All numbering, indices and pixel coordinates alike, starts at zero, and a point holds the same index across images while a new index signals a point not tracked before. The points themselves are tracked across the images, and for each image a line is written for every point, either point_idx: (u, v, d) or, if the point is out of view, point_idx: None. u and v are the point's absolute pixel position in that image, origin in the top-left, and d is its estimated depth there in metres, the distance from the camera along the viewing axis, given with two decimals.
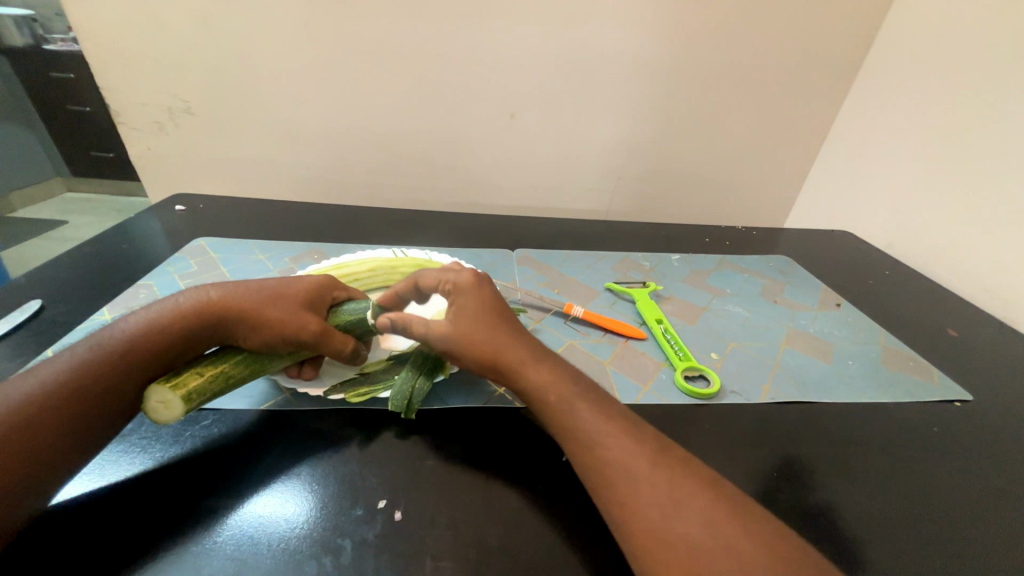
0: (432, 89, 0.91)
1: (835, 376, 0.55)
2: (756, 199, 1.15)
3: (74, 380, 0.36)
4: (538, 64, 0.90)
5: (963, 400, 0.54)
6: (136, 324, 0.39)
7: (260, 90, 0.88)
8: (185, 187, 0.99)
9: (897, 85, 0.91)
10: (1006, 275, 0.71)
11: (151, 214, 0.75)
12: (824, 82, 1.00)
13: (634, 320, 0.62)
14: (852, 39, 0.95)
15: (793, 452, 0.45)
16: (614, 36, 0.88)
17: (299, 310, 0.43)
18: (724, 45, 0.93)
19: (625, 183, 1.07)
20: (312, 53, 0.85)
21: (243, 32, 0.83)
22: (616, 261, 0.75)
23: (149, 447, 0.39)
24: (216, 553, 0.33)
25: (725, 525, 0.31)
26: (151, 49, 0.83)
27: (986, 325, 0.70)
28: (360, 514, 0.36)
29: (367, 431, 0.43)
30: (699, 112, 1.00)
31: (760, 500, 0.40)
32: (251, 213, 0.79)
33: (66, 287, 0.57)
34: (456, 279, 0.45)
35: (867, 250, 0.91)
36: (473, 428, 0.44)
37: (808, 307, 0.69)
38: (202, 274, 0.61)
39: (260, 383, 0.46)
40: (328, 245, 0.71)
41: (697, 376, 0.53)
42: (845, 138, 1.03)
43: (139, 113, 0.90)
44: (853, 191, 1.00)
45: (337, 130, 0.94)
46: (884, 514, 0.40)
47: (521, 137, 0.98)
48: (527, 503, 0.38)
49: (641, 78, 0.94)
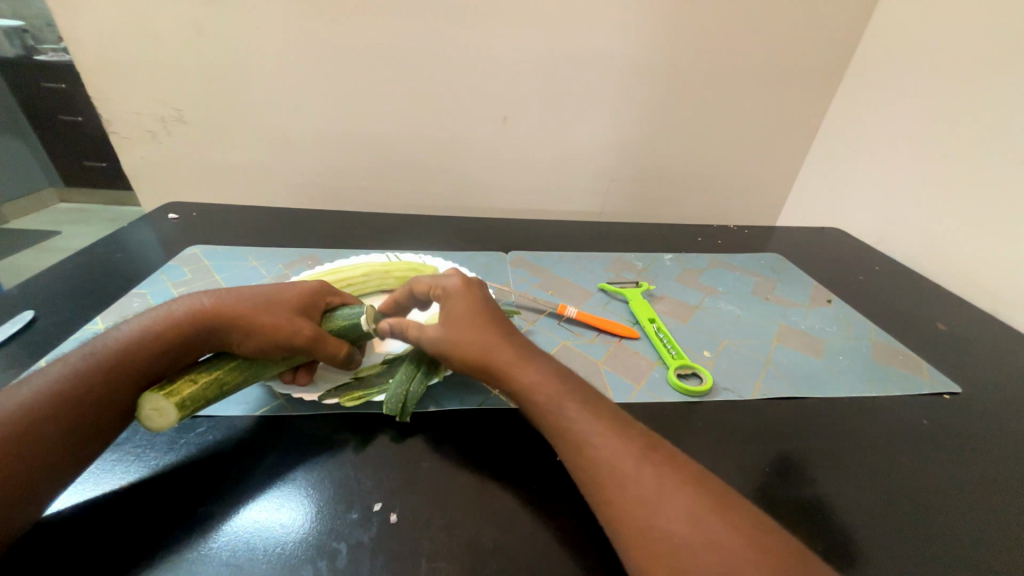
0: (424, 92, 0.91)
1: (825, 371, 0.56)
2: (749, 197, 1.16)
3: (68, 389, 0.36)
4: (530, 66, 0.91)
5: (952, 392, 0.55)
6: (130, 332, 0.40)
7: (254, 97, 0.89)
8: (180, 195, 1.00)
9: (885, 82, 0.92)
10: (995, 268, 0.72)
11: (145, 223, 0.75)
12: (814, 79, 1.01)
13: (627, 319, 0.62)
14: (840, 37, 0.96)
15: (786, 447, 0.45)
16: (605, 38, 0.89)
17: (292, 315, 0.44)
18: (714, 45, 0.93)
19: (619, 183, 1.07)
20: (305, 59, 0.86)
21: (237, 40, 0.83)
22: (609, 261, 0.76)
23: (143, 455, 0.39)
24: (211, 560, 0.33)
25: (716, 520, 0.32)
26: (143, 57, 0.84)
27: (976, 318, 0.71)
28: (355, 517, 0.36)
29: (361, 435, 0.43)
30: (690, 112, 1.01)
31: (753, 496, 0.40)
32: (245, 219, 0.80)
33: (60, 297, 0.57)
34: (446, 284, 0.46)
35: (859, 246, 0.91)
36: (467, 429, 0.44)
37: (799, 304, 0.69)
38: (196, 282, 0.61)
39: (254, 390, 0.46)
40: (322, 251, 0.71)
41: (690, 374, 0.53)
42: (834, 135, 1.04)
43: (132, 122, 0.90)
44: (843, 188, 1.01)
45: (331, 135, 0.94)
46: (875, 508, 0.41)
47: (514, 140, 0.98)
48: (522, 503, 0.38)
49: (632, 79, 0.94)
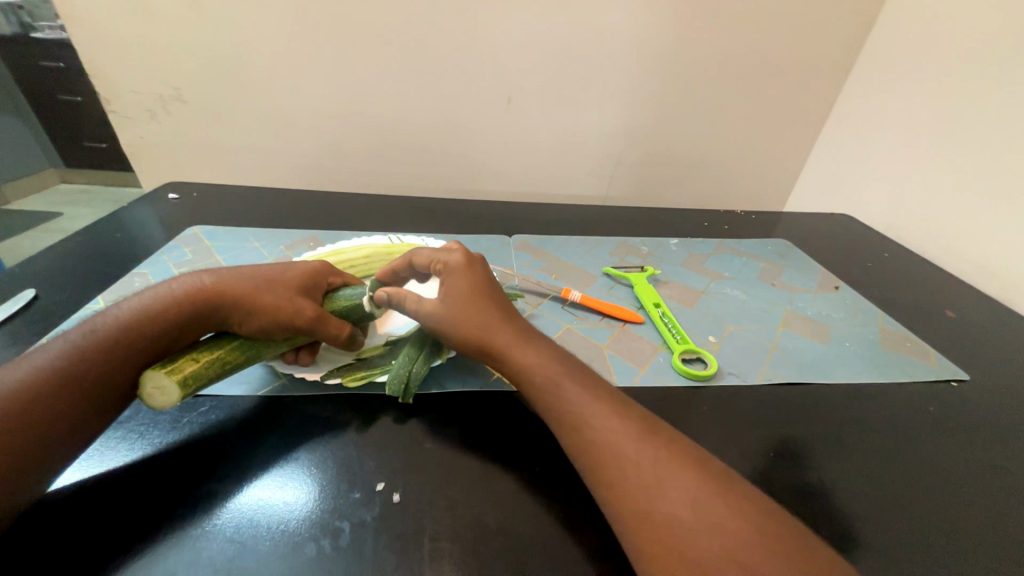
0: (426, 74, 0.90)
1: (832, 357, 0.55)
2: (756, 183, 1.14)
3: (67, 367, 0.35)
4: (534, 47, 0.88)
5: (959, 379, 0.54)
6: (130, 311, 0.39)
7: (253, 77, 0.87)
8: (180, 175, 0.99)
9: (898, 66, 0.89)
10: (1006, 256, 0.71)
11: (145, 203, 0.74)
12: (825, 62, 0.98)
13: (632, 304, 0.61)
14: (854, 19, 0.93)
15: (790, 432, 0.45)
16: (612, 18, 0.87)
17: (294, 295, 0.43)
18: (724, 26, 0.91)
19: (624, 167, 1.06)
20: (304, 38, 0.84)
21: (233, 17, 0.81)
22: (614, 246, 0.75)
23: (147, 433, 0.39)
24: (215, 536, 0.33)
25: (720, 503, 0.31)
26: (140, 35, 0.82)
27: (984, 306, 0.70)
28: (358, 496, 0.36)
29: (364, 416, 0.43)
30: (697, 94, 0.98)
31: (757, 480, 0.40)
32: (246, 201, 0.79)
33: (61, 276, 0.57)
34: (447, 258, 0.46)
35: (867, 233, 0.90)
36: (471, 411, 0.44)
37: (806, 290, 0.69)
38: (197, 262, 0.61)
39: (257, 369, 0.46)
40: (324, 232, 0.71)
41: (695, 359, 0.53)
42: (844, 120, 1.01)
43: (130, 101, 0.89)
44: (852, 174, 0.99)
45: (332, 117, 0.93)
46: (878, 494, 0.40)
47: (518, 123, 0.97)
48: (525, 485, 0.38)
49: (638, 61, 0.92)
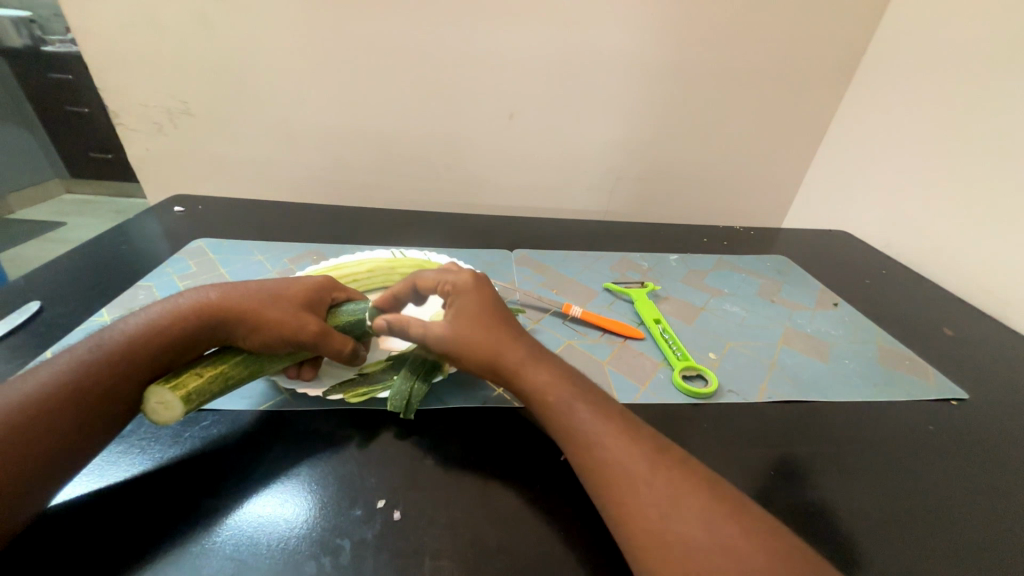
0: (429, 90, 0.91)
1: (832, 375, 0.56)
2: (755, 199, 1.15)
3: (74, 381, 0.36)
4: (537, 64, 0.90)
5: (959, 398, 0.55)
6: (137, 325, 0.39)
7: (260, 92, 0.89)
8: (184, 188, 1.00)
9: (893, 86, 0.91)
10: (1003, 275, 0.71)
11: (150, 216, 0.75)
12: (821, 82, 1.00)
13: (632, 320, 0.62)
14: (849, 40, 0.95)
15: (790, 450, 0.45)
16: (613, 37, 0.89)
17: (298, 310, 0.44)
18: (724, 45, 0.93)
19: (624, 182, 1.07)
20: (311, 54, 0.86)
21: (243, 33, 0.83)
22: (614, 261, 0.76)
23: (148, 447, 0.40)
24: (215, 553, 0.33)
25: (720, 524, 0.31)
26: (150, 49, 0.83)
27: (982, 324, 0.71)
28: (359, 514, 0.36)
29: (366, 432, 0.43)
30: (697, 111, 1.00)
31: (758, 499, 0.40)
32: (250, 214, 0.79)
33: (64, 288, 0.57)
34: (455, 280, 0.46)
35: (865, 250, 0.91)
36: (472, 427, 0.44)
37: (804, 306, 0.69)
38: (202, 275, 0.61)
39: (259, 383, 0.47)
40: (327, 246, 0.71)
41: (695, 376, 0.53)
42: (841, 137, 1.03)
43: (139, 114, 0.90)
44: (850, 191, 1.00)
45: (337, 130, 0.94)
46: (879, 514, 0.40)
47: (519, 138, 0.98)
48: (526, 502, 0.38)
49: (639, 78, 0.94)
